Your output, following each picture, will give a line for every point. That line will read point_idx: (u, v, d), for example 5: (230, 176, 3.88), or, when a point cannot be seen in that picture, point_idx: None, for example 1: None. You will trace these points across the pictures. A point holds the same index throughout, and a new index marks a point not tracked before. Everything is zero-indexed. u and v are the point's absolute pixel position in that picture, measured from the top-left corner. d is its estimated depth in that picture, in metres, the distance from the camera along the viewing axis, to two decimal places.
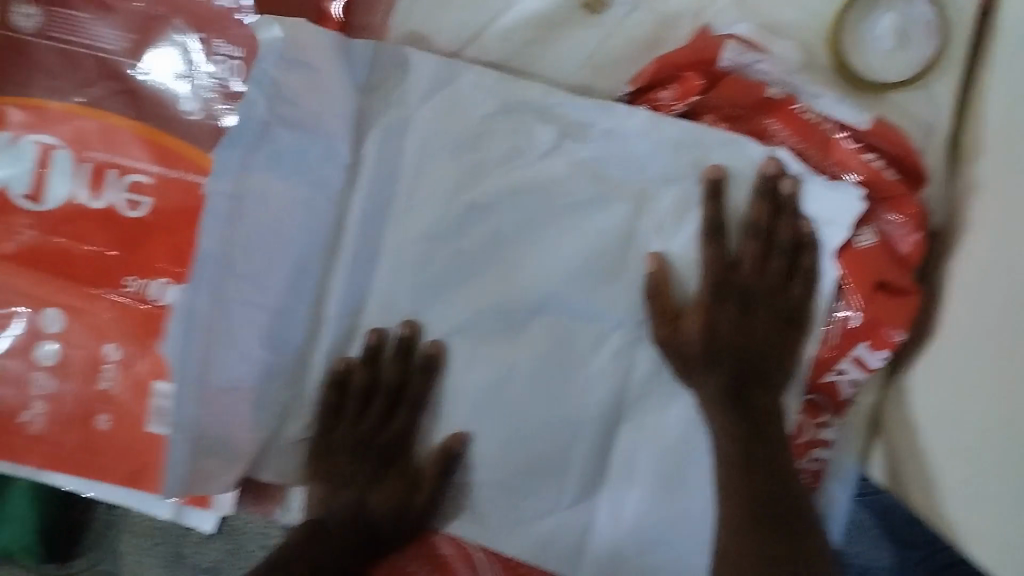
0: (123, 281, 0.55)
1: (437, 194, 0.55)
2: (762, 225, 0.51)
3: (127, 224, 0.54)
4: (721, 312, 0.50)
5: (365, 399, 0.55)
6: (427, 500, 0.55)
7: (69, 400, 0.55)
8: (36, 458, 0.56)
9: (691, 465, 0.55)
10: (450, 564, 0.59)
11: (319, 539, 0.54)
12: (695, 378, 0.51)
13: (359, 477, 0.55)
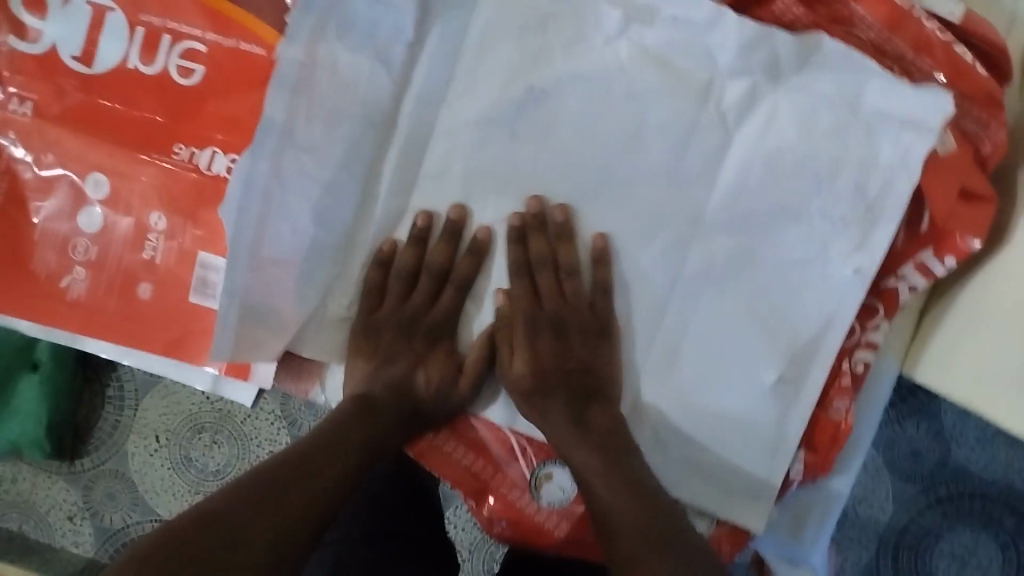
0: (173, 148, 0.54)
1: (496, 75, 0.53)
2: (546, 256, 0.53)
3: (180, 91, 0.54)
4: (539, 337, 0.52)
5: (412, 280, 0.55)
6: (471, 386, 0.54)
7: (113, 266, 0.55)
8: (74, 322, 0.55)
9: (741, 369, 0.52)
10: (486, 447, 0.58)
11: (369, 414, 0.54)
12: (540, 412, 0.52)
13: (405, 357, 0.55)
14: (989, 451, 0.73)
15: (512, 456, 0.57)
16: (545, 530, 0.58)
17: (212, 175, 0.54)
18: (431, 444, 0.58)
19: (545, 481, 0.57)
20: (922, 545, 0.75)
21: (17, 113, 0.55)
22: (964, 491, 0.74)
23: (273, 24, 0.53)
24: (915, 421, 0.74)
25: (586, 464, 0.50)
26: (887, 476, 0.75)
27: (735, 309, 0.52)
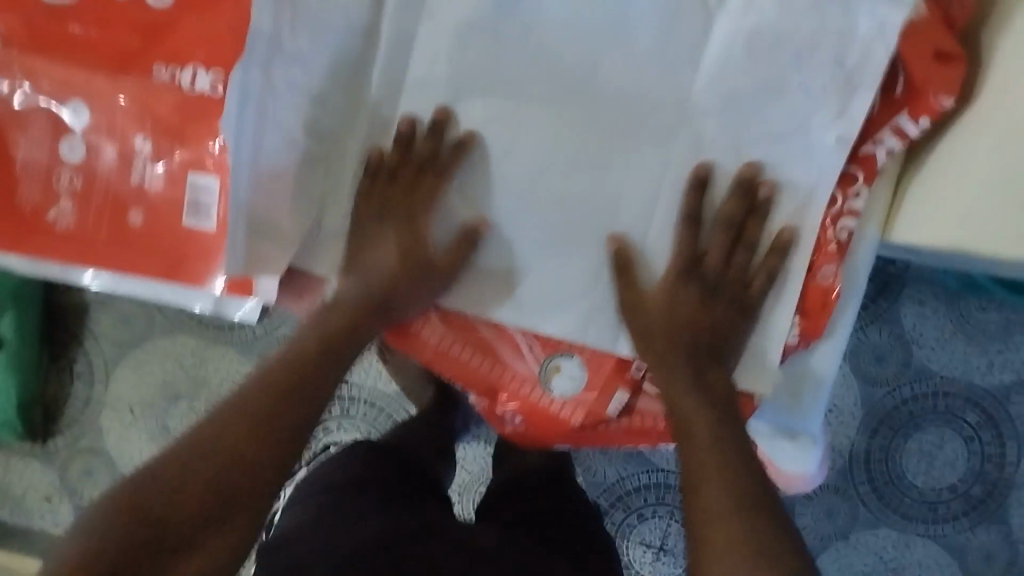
0: (153, 69, 0.53)
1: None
2: (735, 218, 0.52)
3: (155, 13, 0.53)
4: (682, 291, 0.53)
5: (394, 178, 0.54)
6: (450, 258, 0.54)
7: (101, 194, 0.55)
8: (67, 255, 0.55)
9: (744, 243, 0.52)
10: (491, 345, 0.61)
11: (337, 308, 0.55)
12: (661, 359, 0.53)
13: (389, 228, 0.55)
14: (949, 351, 0.83)
15: (515, 352, 0.61)
16: (559, 420, 0.61)
17: (195, 94, 0.53)
18: (438, 351, 0.61)
19: (555, 373, 0.60)
20: (892, 445, 0.84)
21: None
22: (927, 390, 0.83)
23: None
24: (876, 326, 0.84)
25: (691, 409, 0.51)
26: (855, 381, 0.85)
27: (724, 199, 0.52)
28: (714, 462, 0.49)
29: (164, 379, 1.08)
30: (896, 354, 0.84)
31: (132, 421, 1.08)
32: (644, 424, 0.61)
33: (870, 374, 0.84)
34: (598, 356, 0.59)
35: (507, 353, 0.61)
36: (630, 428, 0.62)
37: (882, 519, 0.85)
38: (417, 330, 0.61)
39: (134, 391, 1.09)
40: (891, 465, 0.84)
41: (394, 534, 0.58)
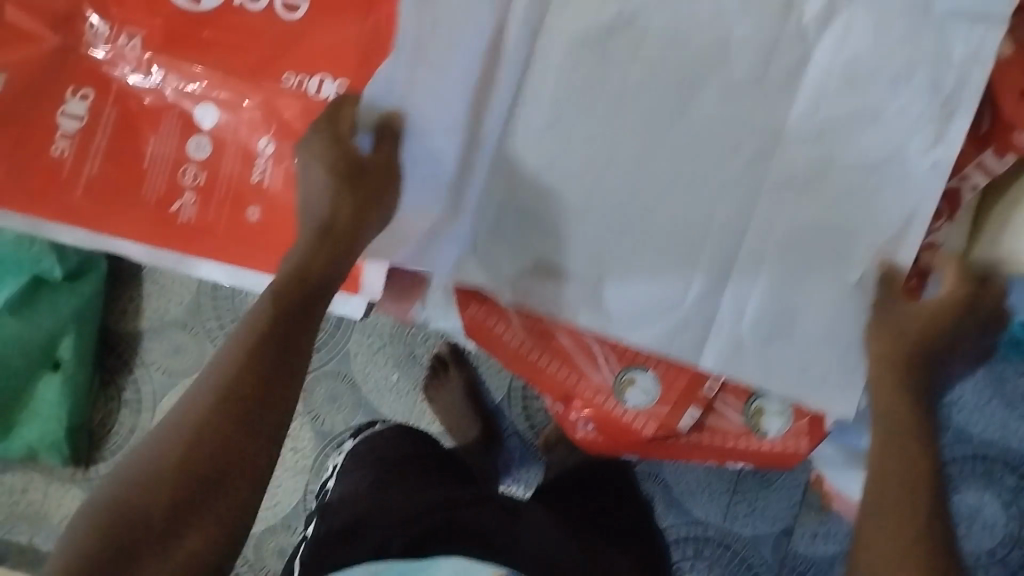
0: (282, 75, 0.57)
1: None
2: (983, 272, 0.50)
3: (287, 26, 0.56)
4: (962, 319, 0.49)
5: (336, 138, 0.53)
6: (380, 166, 0.54)
7: (222, 190, 0.57)
8: (184, 246, 0.58)
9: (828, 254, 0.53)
10: (567, 352, 0.62)
11: (312, 252, 0.51)
12: (911, 361, 0.48)
13: (327, 168, 0.52)
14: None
15: (586, 358, 0.61)
16: (631, 430, 0.61)
17: (320, 98, 0.57)
18: (514, 354, 0.62)
19: (629, 385, 0.60)
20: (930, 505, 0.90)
21: (125, 49, 0.56)
22: (967, 452, 0.90)
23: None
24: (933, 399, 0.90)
25: (912, 418, 0.47)
26: None
27: (818, 209, 0.52)
28: (900, 482, 0.46)
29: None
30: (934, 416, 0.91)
31: None
32: (713, 442, 0.61)
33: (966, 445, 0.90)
34: (671, 371, 0.59)
35: (583, 363, 0.62)
36: (700, 445, 0.62)
37: None
38: (496, 330, 0.62)
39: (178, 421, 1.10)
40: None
41: (451, 501, 0.71)
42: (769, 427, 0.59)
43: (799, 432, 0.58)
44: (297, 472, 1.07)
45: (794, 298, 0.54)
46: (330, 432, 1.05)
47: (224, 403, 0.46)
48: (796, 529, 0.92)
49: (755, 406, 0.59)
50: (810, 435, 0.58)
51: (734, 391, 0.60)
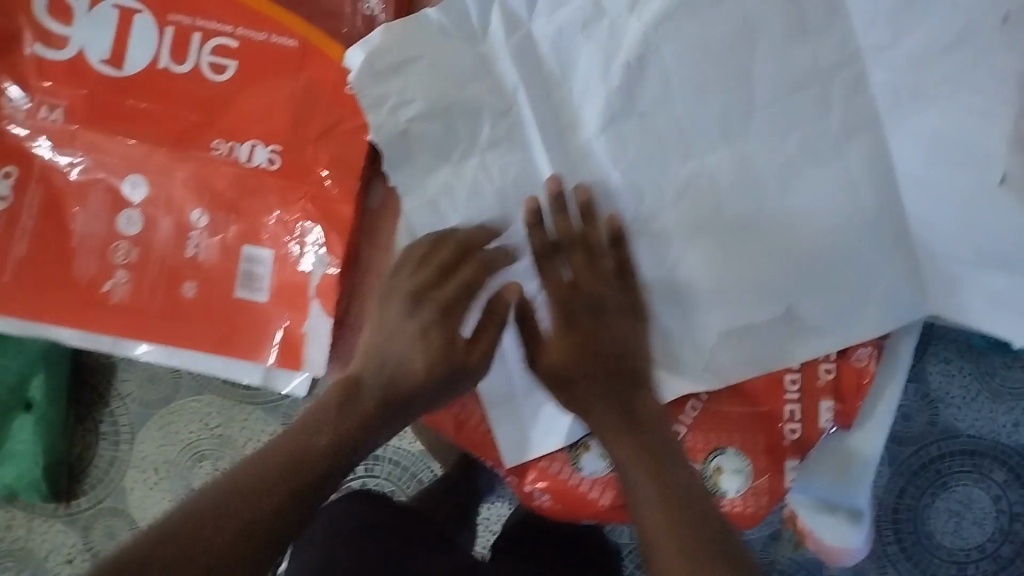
0: (210, 143, 0.55)
1: (592, 92, 0.52)
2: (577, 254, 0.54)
3: (216, 88, 0.54)
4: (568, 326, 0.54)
5: (418, 300, 0.52)
6: (482, 359, 0.52)
7: (156, 265, 0.55)
8: (119, 327, 0.56)
9: (811, 296, 0.53)
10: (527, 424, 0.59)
11: (349, 398, 0.51)
12: (575, 374, 0.54)
13: (400, 334, 0.52)
14: (972, 412, 0.88)
15: (548, 442, 0.58)
16: (588, 500, 0.58)
17: (252, 166, 0.55)
18: (465, 423, 0.59)
19: (585, 451, 0.58)
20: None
21: (47, 121, 0.54)
22: (956, 449, 0.89)
23: (320, 27, 0.54)
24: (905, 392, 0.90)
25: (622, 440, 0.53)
26: None
27: (781, 262, 0.53)
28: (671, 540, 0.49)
29: (188, 440, 1.03)
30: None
31: (153, 482, 1.03)
32: None
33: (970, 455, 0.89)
34: None
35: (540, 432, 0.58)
36: None
37: None
38: (442, 402, 0.58)
39: (159, 453, 1.04)
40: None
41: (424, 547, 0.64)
42: (729, 487, 0.57)
43: (759, 491, 0.56)
44: None
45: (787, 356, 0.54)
46: None
47: (250, 536, 0.45)
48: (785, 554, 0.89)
49: (714, 464, 0.57)
50: (772, 493, 0.56)
51: (694, 451, 0.57)
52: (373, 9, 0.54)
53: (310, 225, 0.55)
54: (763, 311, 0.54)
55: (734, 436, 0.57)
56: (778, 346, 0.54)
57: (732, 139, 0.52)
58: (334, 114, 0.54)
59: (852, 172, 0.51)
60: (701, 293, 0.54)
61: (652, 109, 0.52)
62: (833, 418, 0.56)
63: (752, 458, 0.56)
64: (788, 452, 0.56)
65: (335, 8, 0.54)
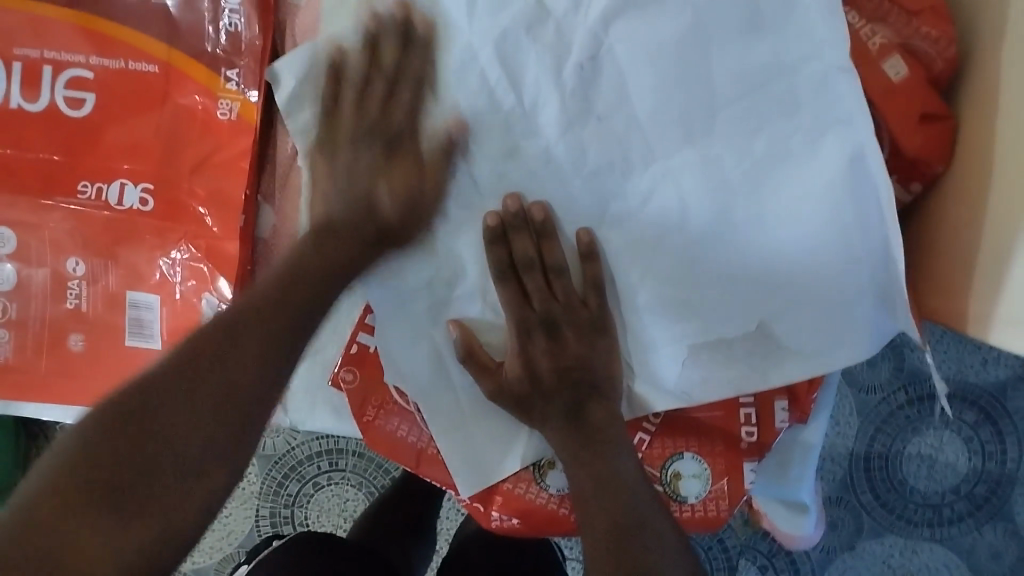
0: (77, 186, 0.51)
1: (546, 96, 0.51)
2: (530, 257, 0.53)
3: (74, 124, 0.50)
4: (534, 348, 0.54)
5: (368, 132, 0.52)
6: (437, 194, 0.52)
7: (36, 322, 0.52)
8: (6, 388, 0.53)
9: (784, 316, 0.51)
10: (481, 452, 0.56)
11: (329, 237, 0.52)
12: (541, 408, 0.54)
13: (366, 165, 0.52)
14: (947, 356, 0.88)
15: (507, 462, 0.56)
16: (558, 517, 0.56)
17: (123, 208, 0.51)
18: (424, 454, 0.57)
19: (550, 468, 0.56)
20: (892, 451, 0.90)
21: None
22: (922, 392, 0.90)
23: (182, 49, 0.51)
24: (892, 362, 0.90)
25: (568, 452, 0.53)
26: (850, 392, 0.91)
27: (748, 278, 0.51)
28: (612, 525, 0.50)
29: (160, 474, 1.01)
30: (888, 360, 0.90)
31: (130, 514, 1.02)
32: None
33: (929, 389, 0.90)
34: None
35: (498, 453, 0.56)
36: None
37: (884, 531, 0.91)
38: (399, 432, 0.57)
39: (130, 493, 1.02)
40: (892, 471, 0.91)
41: None
42: (689, 491, 0.56)
43: (719, 495, 0.56)
44: (247, 498, 1.01)
45: (767, 372, 0.52)
46: (274, 455, 1.01)
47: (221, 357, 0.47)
48: (729, 530, 0.94)
49: (673, 470, 0.56)
50: (732, 496, 0.56)
51: (651, 457, 0.57)
52: (234, 24, 0.51)
53: (205, 265, 0.52)
54: (733, 325, 0.52)
55: (691, 441, 0.57)
56: (750, 365, 0.53)
57: (694, 140, 0.50)
58: (208, 144, 0.51)
59: (826, 180, 0.48)
60: (665, 308, 0.53)
61: (609, 112, 0.51)
62: (788, 417, 0.55)
63: (710, 461, 0.56)
64: (746, 455, 0.56)
65: (195, 28, 0.51)
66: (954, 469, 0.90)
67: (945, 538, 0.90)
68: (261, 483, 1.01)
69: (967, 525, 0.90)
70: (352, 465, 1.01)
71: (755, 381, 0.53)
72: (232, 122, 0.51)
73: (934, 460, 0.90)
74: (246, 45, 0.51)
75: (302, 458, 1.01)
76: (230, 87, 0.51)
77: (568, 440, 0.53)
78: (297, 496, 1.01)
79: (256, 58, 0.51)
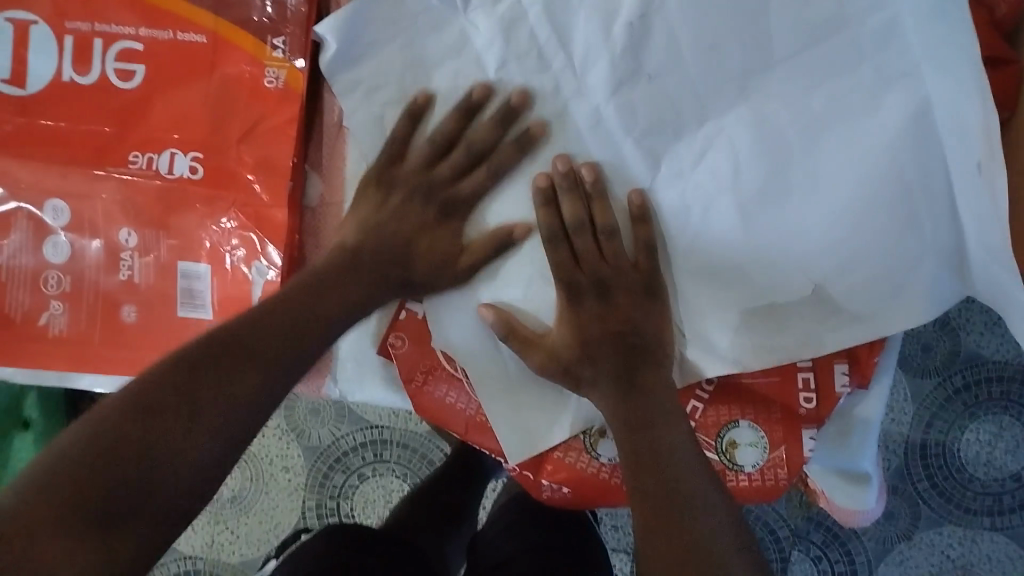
0: (127, 157, 0.51)
1: (596, 57, 0.50)
2: (583, 218, 0.52)
3: (124, 96, 0.51)
4: (581, 308, 0.53)
5: (427, 191, 0.53)
6: (469, 266, 0.54)
7: (90, 293, 0.52)
8: (59, 360, 0.53)
9: (838, 278, 0.49)
10: (529, 421, 0.55)
11: (358, 269, 0.52)
12: (589, 378, 0.53)
13: (411, 219, 0.54)
14: (1000, 336, 0.86)
15: (555, 429, 0.55)
16: (610, 487, 0.55)
17: (173, 177, 0.52)
18: (473, 422, 0.56)
19: (601, 438, 0.55)
20: (949, 438, 0.88)
21: None
22: (983, 376, 0.87)
23: (230, 19, 0.51)
24: (950, 338, 0.87)
25: (621, 417, 0.51)
26: (904, 377, 0.89)
27: (807, 239, 0.49)
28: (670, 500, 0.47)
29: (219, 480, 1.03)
30: (944, 342, 0.87)
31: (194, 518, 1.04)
32: None
33: (988, 371, 0.87)
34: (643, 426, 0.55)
35: (545, 425, 0.55)
36: None
37: (942, 521, 0.89)
38: (448, 399, 0.57)
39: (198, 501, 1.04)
40: (950, 459, 0.88)
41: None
42: (746, 461, 0.55)
43: (776, 463, 0.54)
44: (294, 489, 1.02)
45: (823, 337, 0.51)
46: (319, 446, 1.01)
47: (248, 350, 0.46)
48: (781, 520, 0.91)
49: (728, 439, 0.55)
50: (790, 465, 0.54)
51: (704, 426, 0.56)
52: None
53: (254, 235, 0.52)
54: (788, 289, 0.50)
55: (746, 409, 0.55)
56: (804, 332, 0.51)
57: (748, 97, 0.49)
58: (254, 112, 0.51)
59: (887, 133, 0.47)
60: (716, 268, 0.52)
61: (660, 71, 0.50)
62: (849, 382, 0.53)
63: (767, 429, 0.55)
64: (805, 423, 0.54)
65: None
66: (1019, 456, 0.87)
67: (1005, 525, 0.88)
68: (308, 473, 1.01)
69: None
70: (397, 455, 1.00)
71: (812, 346, 0.51)
72: (279, 90, 0.51)
73: (1001, 449, 0.87)
74: (291, 13, 0.51)
75: (348, 449, 1.01)
76: (276, 56, 0.51)
77: (618, 412, 0.51)
78: (343, 488, 1.01)
79: (302, 26, 0.51)
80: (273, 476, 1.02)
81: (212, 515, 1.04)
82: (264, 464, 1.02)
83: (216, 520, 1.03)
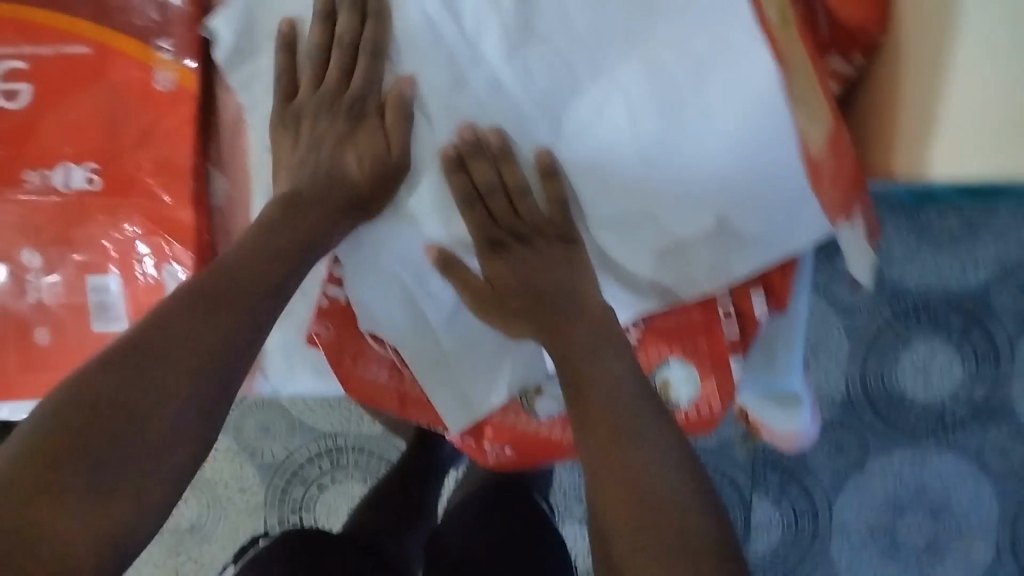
0: (23, 177, 0.51)
1: (486, 24, 0.51)
2: (494, 179, 0.53)
3: (12, 118, 0.50)
4: (502, 259, 0.54)
5: (331, 103, 0.52)
6: (402, 149, 0.52)
7: (1, 321, 0.53)
8: None
9: (738, 208, 0.51)
10: (467, 389, 0.57)
11: (295, 207, 0.51)
12: (515, 323, 0.54)
13: (329, 137, 0.52)
14: (921, 260, 0.89)
15: (488, 393, 0.57)
16: (550, 445, 0.57)
17: (72, 191, 0.51)
18: (409, 396, 0.59)
19: (537, 397, 0.57)
20: (885, 367, 0.91)
21: None
22: (909, 304, 0.90)
23: (112, 26, 0.50)
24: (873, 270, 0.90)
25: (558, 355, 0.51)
26: (834, 315, 0.91)
27: (707, 175, 0.51)
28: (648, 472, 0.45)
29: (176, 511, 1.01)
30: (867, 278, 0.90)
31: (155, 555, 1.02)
32: None
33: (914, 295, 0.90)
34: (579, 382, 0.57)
35: (484, 389, 0.57)
36: None
37: (888, 445, 0.91)
38: (381, 379, 0.58)
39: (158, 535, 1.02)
40: (889, 386, 0.91)
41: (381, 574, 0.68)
42: (679, 398, 0.57)
43: (708, 396, 0.56)
44: (254, 509, 1.01)
45: (732, 266, 0.52)
46: (274, 462, 1.00)
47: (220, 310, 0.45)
48: (737, 468, 0.93)
49: (660, 379, 0.57)
50: (723, 395, 0.55)
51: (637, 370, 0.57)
52: None
53: (168, 240, 0.52)
54: (692, 224, 0.52)
55: (675, 346, 0.57)
56: (711, 264, 0.53)
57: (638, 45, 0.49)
58: (149, 117, 0.51)
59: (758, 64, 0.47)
60: (626, 213, 0.53)
61: (550, 27, 0.50)
62: (768, 307, 0.54)
63: (696, 364, 0.56)
64: (732, 351, 0.55)
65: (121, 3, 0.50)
66: (953, 374, 0.90)
67: (947, 439, 0.90)
68: (266, 490, 1.00)
69: (973, 430, 0.90)
70: (355, 462, 1.00)
71: (721, 274, 0.52)
72: (171, 92, 0.51)
73: (935, 369, 0.90)
74: (174, 12, 0.50)
75: (304, 461, 1.00)
76: (165, 58, 0.51)
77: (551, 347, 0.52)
78: (304, 499, 1.00)
79: (186, 24, 0.51)
80: (231, 499, 1.01)
81: (174, 547, 1.02)
82: (221, 489, 1.01)
83: (178, 553, 1.01)
